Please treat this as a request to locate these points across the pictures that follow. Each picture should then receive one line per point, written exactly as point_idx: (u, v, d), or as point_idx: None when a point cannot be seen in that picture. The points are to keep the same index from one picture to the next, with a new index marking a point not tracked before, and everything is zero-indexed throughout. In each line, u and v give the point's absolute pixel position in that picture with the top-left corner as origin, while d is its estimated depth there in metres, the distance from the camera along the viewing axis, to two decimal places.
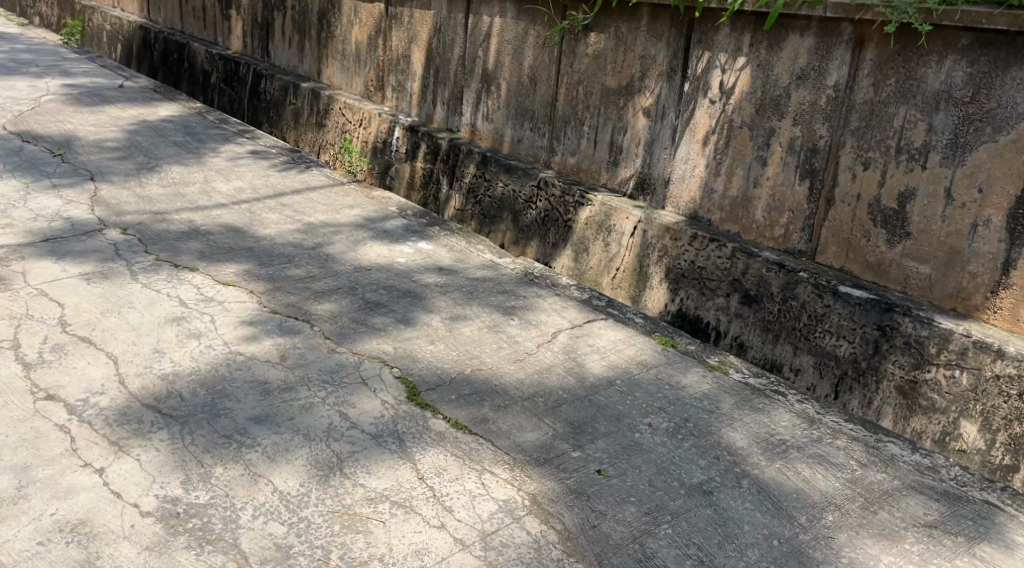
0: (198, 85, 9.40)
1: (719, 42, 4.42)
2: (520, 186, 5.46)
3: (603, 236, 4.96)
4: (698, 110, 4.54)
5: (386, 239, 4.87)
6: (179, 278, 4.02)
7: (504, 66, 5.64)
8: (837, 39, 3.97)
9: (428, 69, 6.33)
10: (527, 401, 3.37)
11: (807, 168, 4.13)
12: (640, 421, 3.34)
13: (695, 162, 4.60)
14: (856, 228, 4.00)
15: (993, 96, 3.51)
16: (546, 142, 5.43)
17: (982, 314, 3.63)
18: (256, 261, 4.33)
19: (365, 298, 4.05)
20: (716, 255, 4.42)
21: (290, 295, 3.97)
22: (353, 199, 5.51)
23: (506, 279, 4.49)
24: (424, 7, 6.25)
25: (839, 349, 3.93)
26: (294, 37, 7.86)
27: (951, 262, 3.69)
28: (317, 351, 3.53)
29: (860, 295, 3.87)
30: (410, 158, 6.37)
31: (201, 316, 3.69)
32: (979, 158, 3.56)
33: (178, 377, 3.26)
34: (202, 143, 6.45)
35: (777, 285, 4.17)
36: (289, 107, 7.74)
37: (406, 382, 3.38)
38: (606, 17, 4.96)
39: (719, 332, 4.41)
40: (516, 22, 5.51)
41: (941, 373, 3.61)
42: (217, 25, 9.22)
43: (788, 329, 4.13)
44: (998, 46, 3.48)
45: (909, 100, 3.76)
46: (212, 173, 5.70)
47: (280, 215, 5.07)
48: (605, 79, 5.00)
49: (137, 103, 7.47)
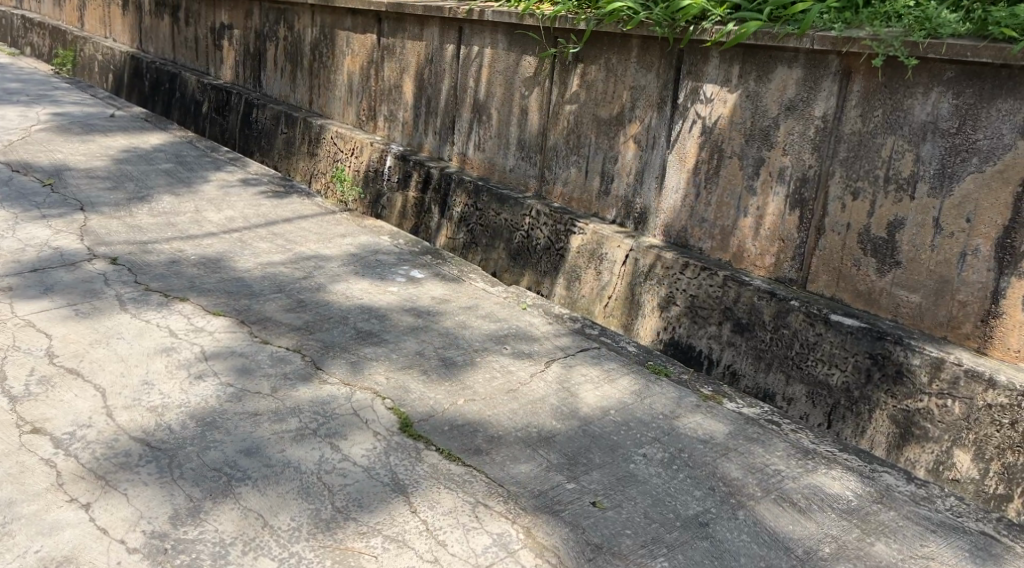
0: (189, 114, 9.43)
1: (709, 73, 4.45)
2: (512, 216, 5.47)
3: (595, 265, 4.97)
4: (689, 140, 4.57)
5: (377, 268, 4.86)
6: (169, 308, 4.00)
7: (496, 95, 5.66)
8: (825, 71, 4.00)
9: (420, 98, 6.35)
10: (521, 432, 3.35)
11: (798, 198, 4.15)
12: (635, 452, 3.33)
13: (686, 192, 4.62)
14: (847, 256, 4.01)
15: (979, 127, 3.54)
16: (537, 171, 5.45)
17: (973, 343, 3.64)
18: (247, 291, 4.31)
19: (356, 327, 4.04)
20: (707, 283, 4.43)
21: (282, 325, 3.95)
22: (345, 228, 5.51)
23: (497, 308, 4.48)
24: (416, 38, 6.28)
25: (832, 378, 3.93)
26: (286, 67, 7.89)
27: (941, 291, 3.70)
28: (309, 381, 3.51)
29: (852, 323, 3.88)
30: (402, 187, 6.38)
31: (191, 346, 3.67)
32: (967, 188, 3.58)
33: (167, 409, 3.22)
34: (193, 172, 6.44)
35: (768, 313, 4.17)
36: (281, 136, 7.76)
37: (399, 413, 3.36)
38: (596, 48, 4.99)
39: (712, 361, 4.41)
40: (508, 53, 5.54)
41: (933, 403, 3.61)
42: (209, 54, 9.25)
43: (780, 357, 4.13)
44: (984, 79, 3.52)
45: (897, 131, 3.79)
46: (203, 203, 5.69)
47: (272, 244, 5.06)
48: (596, 109, 5.03)
49: (128, 132, 7.48)
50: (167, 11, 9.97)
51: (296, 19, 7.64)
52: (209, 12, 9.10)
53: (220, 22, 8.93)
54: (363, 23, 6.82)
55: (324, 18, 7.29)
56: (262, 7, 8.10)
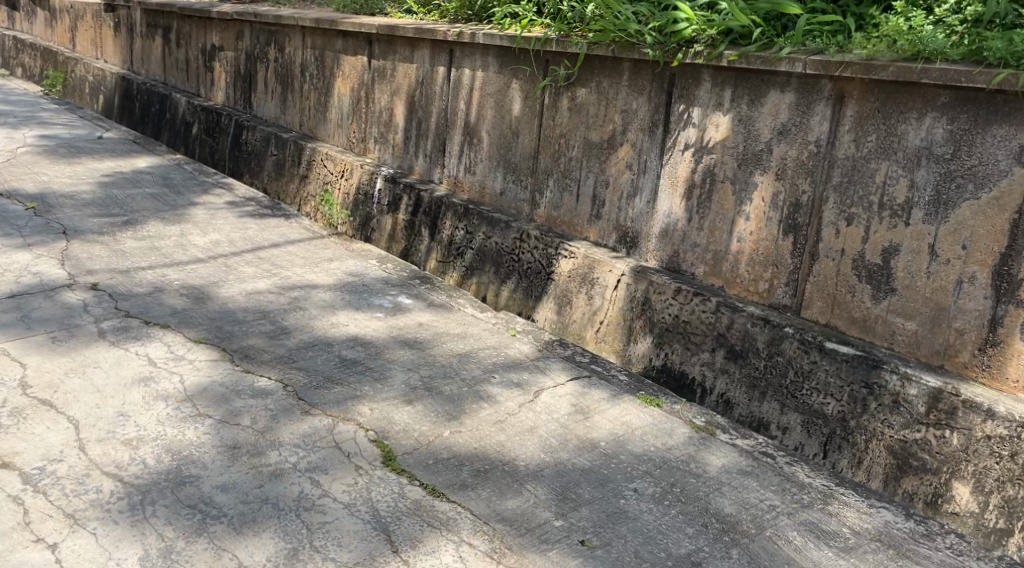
0: (179, 136, 9.38)
1: (701, 97, 4.39)
2: (502, 239, 5.40)
3: (587, 290, 4.89)
4: (680, 165, 4.51)
5: (364, 294, 4.78)
6: (149, 337, 3.90)
7: (487, 118, 5.60)
8: (817, 95, 3.95)
9: (410, 120, 6.30)
10: (508, 466, 3.26)
11: (791, 223, 4.09)
12: (626, 487, 3.24)
13: (678, 216, 4.56)
14: (841, 283, 3.94)
15: (974, 153, 3.49)
16: (528, 194, 5.39)
17: (970, 372, 3.57)
18: (230, 318, 4.23)
19: (341, 355, 3.95)
20: (700, 309, 4.36)
21: (264, 354, 3.86)
22: (332, 252, 5.43)
23: (485, 335, 4.40)
24: (407, 61, 6.22)
25: (827, 407, 3.86)
26: (277, 88, 7.84)
27: (937, 319, 3.64)
28: (291, 412, 3.41)
29: (847, 351, 3.82)
30: (392, 210, 6.32)
31: (170, 376, 3.57)
32: (962, 214, 3.53)
33: (142, 442, 3.13)
34: (180, 195, 6.36)
35: (762, 340, 4.11)
36: (271, 158, 7.70)
37: (382, 446, 3.27)
38: (587, 72, 4.93)
39: (704, 389, 4.33)
40: (498, 76, 5.48)
41: (931, 433, 3.54)
42: (200, 76, 9.21)
43: (774, 386, 4.05)
44: (978, 104, 3.47)
45: (891, 156, 3.73)
46: (189, 226, 5.61)
47: (258, 269, 4.99)
48: (587, 132, 4.97)
49: (115, 155, 7.40)
50: (158, 32, 9.92)
51: (287, 41, 7.59)
52: (200, 33, 9.06)
53: (211, 43, 8.89)
54: (353, 45, 6.77)
55: (315, 40, 7.23)
56: (253, 28, 8.05)
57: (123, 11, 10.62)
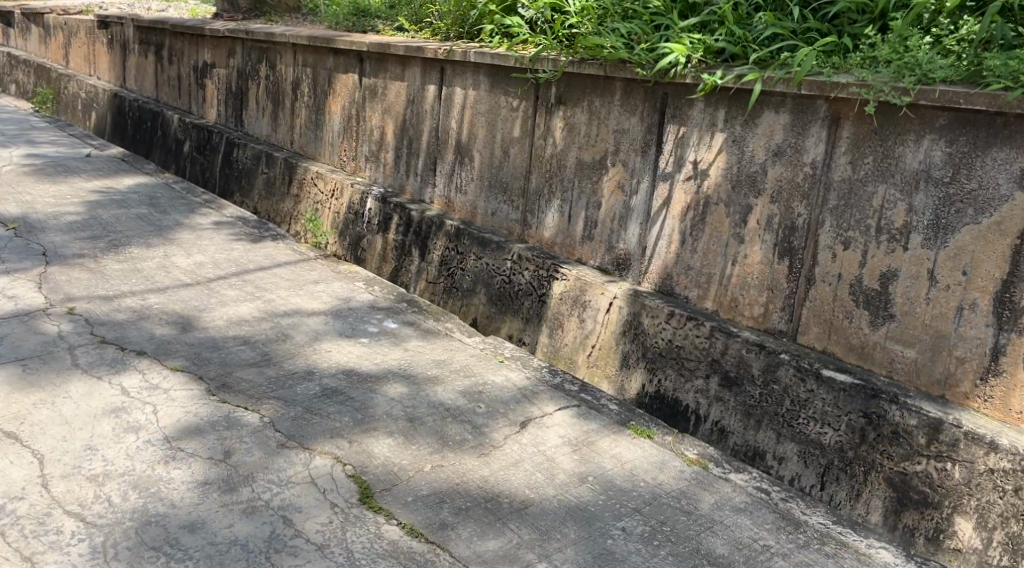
0: (171, 154, 9.29)
1: (694, 117, 4.29)
2: (493, 261, 5.29)
3: (578, 313, 4.78)
4: (674, 186, 4.41)
5: (349, 319, 4.67)
6: (124, 364, 3.79)
7: (478, 138, 5.51)
8: (813, 116, 3.85)
9: (402, 140, 6.20)
10: (490, 502, 3.14)
11: (786, 247, 3.99)
12: (613, 526, 3.11)
13: (671, 239, 4.45)
14: (837, 308, 3.84)
15: (973, 176, 3.39)
16: (519, 215, 5.29)
17: (971, 403, 3.47)
18: (209, 345, 4.12)
19: (322, 384, 3.84)
20: (693, 334, 4.25)
21: (243, 383, 3.75)
22: (318, 274, 5.32)
23: (471, 362, 4.28)
24: (398, 79, 6.13)
25: (825, 437, 3.75)
26: (268, 106, 7.76)
27: (937, 346, 3.53)
28: (267, 445, 3.29)
29: (845, 380, 3.71)
30: (382, 230, 6.22)
31: (143, 406, 3.46)
32: (963, 239, 3.43)
33: (109, 478, 3.01)
34: (165, 215, 6.26)
35: (757, 367, 3.99)
36: (262, 176, 7.61)
37: (360, 482, 3.15)
38: (579, 91, 4.83)
39: (698, 417, 4.21)
40: (489, 94, 5.38)
41: (932, 466, 3.44)
42: (192, 93, 9.12)
43: (769, 414, 3.94)
44: (977, 127, 3.38)
45: (888, 179, 3.63)
46: (172, 248, 5.51)
47: (241, 292, 4.88)
48: (579, 152, 4.87)
49: (102, 174, 7.31)
50: (151, 50, 9.84)
51: (278, 58, 7.50)
52: (192, 51, 8.97)
53: (203, 61, 8.80)
54: (344, 63, 6.67)
55: (305, 57, 7.14)
56: (245, 46, 7.97)
57: (116, 28, 10.53)
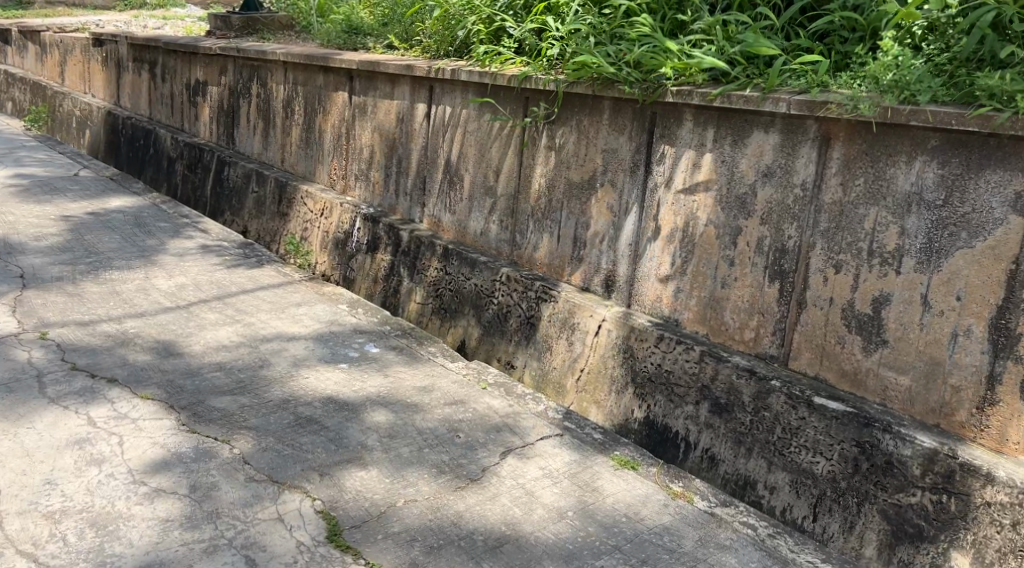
0: (162, 172, 9.22)
1: (683, 137, 4.20)
2: (481, 282, 5.20)
3: (567, 336, 4.67)
4: (662, 207, 4.31)
5: (330, 343, 4.58)
6: (93, 393, 3.70)
7: (467, 158, 5.41)
8: (803, 136, 3.76)
9: (391, 159, 6.11)
10: (464, 540, 3.03)
11: (776, 270, 3.88)
12: (592, 565, 3.00)
13: (660, 261, 4.35)
14: (829, 333, 3.73)
15: (966, 199, 3.30)
16: (508, 235, 5.19)
17: (967, 432, 3.37)
18: (183, 371, 4.03)
19: (297, 413, 3.73)
20: (683, 359, 4.14)
21: (215, 412, 3.65)
22: (302, 297, 5.24)
23: (453, 388, 4.17)
24: (388, 97, 6.04)
25: (817, 466, 3.64)
26: (259, 124, 7.68)
27: (931, 373, 3.44)
28: (234, 480, 3.19)
29: (837, 407, 3.61)
30: (372, 251, 6.13)
31: (108, 438, 3.37)
32: (956, 263, 3.33)
33: (65, 516, 2.92)
34: (149, 236, 6.19)
35: (748, 394, 3.88)
36: (252, 195, 7.54)
37: (328, 518, 3.04)
38: (567, 110, 4.74)
39: (688, 444, 4.10)
40: (478, 113, 5.30)
41: (927, 498, 3.34)
42: (184, 111, 9.05)
43: (760, 442, 3.83)
44: (971, 148, 3.29)
45: (880, 201, 3.54)
46: (154, 270, 5.43)
47: (221, 315, 4.79)
48: (567, 172, 4.77)
49: (88, 193, 7.24)
50: (144, 68, 9.77)
51: (269, 76, 7.42)
52: (184, 69, 8.91)
53: (195, 78, 8.73)
54: (334, 81, 6.58)
55: (296, 75, 7.05)
56: (236, 64, 7.89)
57: (111, 47, 10.48)
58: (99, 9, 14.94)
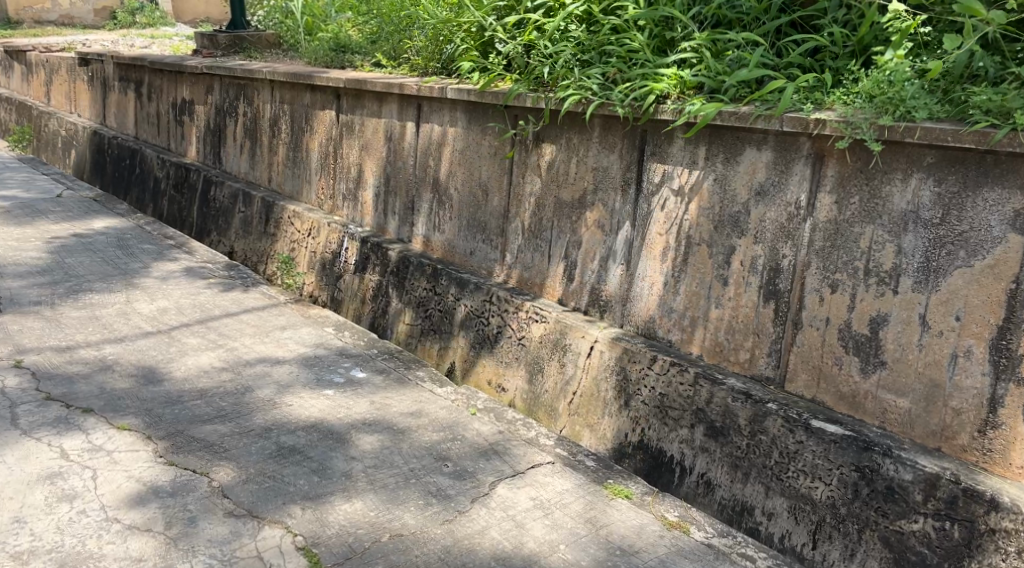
0: (149, 192, 9.11)
1: (674, 155, 4.12)
2: (470, 302, 5.10)
3: (559, 357, 4.57)
4: (654, 226, 4.22)
5: (315, 367, 4.47)
6: (68, 424, 3.59)
7: (456, 177, 5.32)
8: (796, 154, 3.68)
9: (379, 177, 6.01)
10: None
11: (771, 290, 3.80)
12: None
13: (653, 280, 4.25)
14: (826, 355, 3.64)
15: (964, 217, 3.23)
16: (498, 254, 5.10)
17: (969, 456, 3.27)
18: (162, 398, 3.91)
19: (279, 442, 3.61)
20: (677, 381, 4.04)
21: (195, 443, 3.53)
22: (287, 320, 5.13)
23: (441, 414, 4.06)
24: (375, 116, 5.95)
25: (816, 492, 3.55)
26: (246, 144, 7.59)
27: (931, 396, 3.35)
28: (212, 515, 3.08)
29: (835, 430, 3.52)
30: (360, 271, 6.02)
31: (82, 472, 3.26)
32: (954, 283, 3.26)
33: (33, 556, 2.81)
34: (132, 258, 6.08)
35: (744, 416, 3.78)
36: (239, 215, 7.44)
37: (310, 556, 2.93)
38: (556, 128, 4.66)
39: (683, 468, 4.00)
40: (466, 131, 5.20)
41: (930, 525, 3.25)
42: (171, 131, 8.94)
43: (757, 467, 3.74)
44: (967, 165, 3.22)
45: (875, 220, 3.46)
46: (136, 293, 5.32)
47: (203, 339, 4.68)
48: (557, 191, 4.68)
49: (71, 215, 7.12)
50: (130, 87, 9.67)
51: (255, 94, 7.33)
52: (171, 88, 8.80)
53: (181, 98, 8.63)
54: (321, 100, 6.49)
55: (282, 93, 6.96)
56: (223, 83, 7.79)
57: (96, 66, 10.37)
58: (88, 28, 14.84)
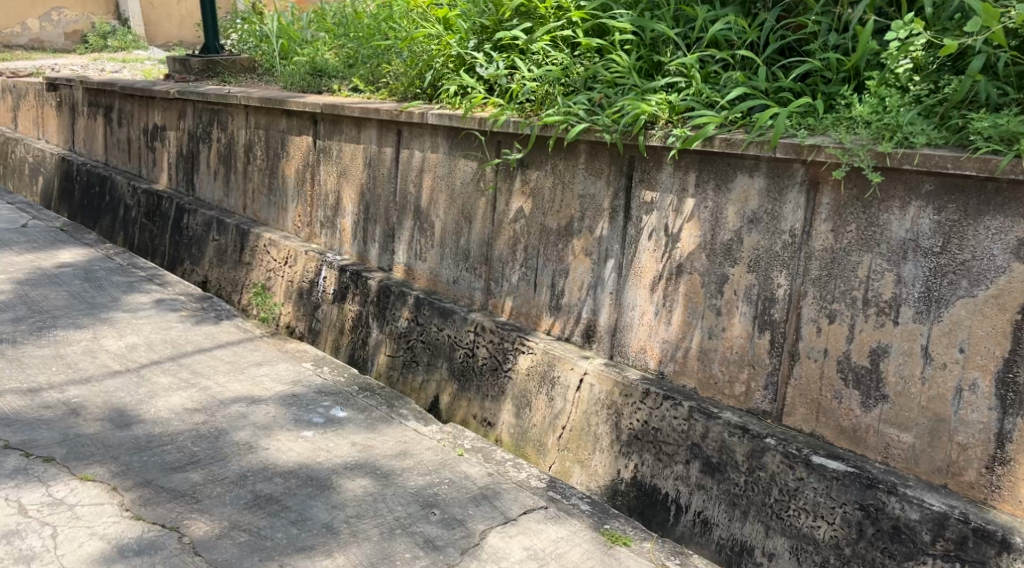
0: (119, 220, 8.89)
1: (663, 182, 3.99)
2: (454, 333, 4.93)
3: (547, 390, 4.41)
4: (643, 255, 4.08)
5: (293, 406, 4.28)
6: (28, 476, 3.38)
7: (438, 204, 5.17)
8: (789, 180, 3.56)
9: (358, 205, 5.84)
10: None
11: (766, 320, 3.66)
12: None
13: (643, 310, 4.11)
14: (825, 388, 3.51)
15: (966, 246, 3.11)
16: (482, 283, 4.94)
17: (977, 493, 3.15)
18: (131, 444, 3.71)
19: (255, 491, 3.43)
20: (671, 415, 3.89)
21: (164, 494, 3.34)
22: (263, 355, 4.94)
23: (426, 455, 3.89)
24: (353, 142, 5.78)
25: (818, 531, 3.41)
26: (220, 170, 7.40)
27: (936, 431, 3.22)
28: None
29: (837, 467, 3.38)
30: (339, 301, 5.84)
31: (41, 530, 3.07)
32: (957, 314, 3.14)
33: None
34: (101, 291, 5.87)
35: (741, 452, 3.64)
36: (213, 243, 7.24)
37: None
38: (540, 154, 4.52)
39: (679, 506, 3.84)
40: (448, 158, 5.05)
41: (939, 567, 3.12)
42: (142, 157, 8.73)
43: (756, 505, 3.59)
44: (968, 192, 3.11)
45: (873, 248, 3.34)
46: (104, 329, 5.11)
47: (174, 378, 4.48)
48: (543, 219, 4.54)
49: (37, 246, 6.90)
50: (100, 112, 9.45)
51: (230, 120, 7.14)
52: (142, 113, 8.59)
53: (153, 123, 8.42)
54: (298, 126, 6.32)
55: (257, 119, 6.78)
56: (196, 108, 7.60)
57: (65, 91, 10.14)
58: (58, 52, 14.57)
